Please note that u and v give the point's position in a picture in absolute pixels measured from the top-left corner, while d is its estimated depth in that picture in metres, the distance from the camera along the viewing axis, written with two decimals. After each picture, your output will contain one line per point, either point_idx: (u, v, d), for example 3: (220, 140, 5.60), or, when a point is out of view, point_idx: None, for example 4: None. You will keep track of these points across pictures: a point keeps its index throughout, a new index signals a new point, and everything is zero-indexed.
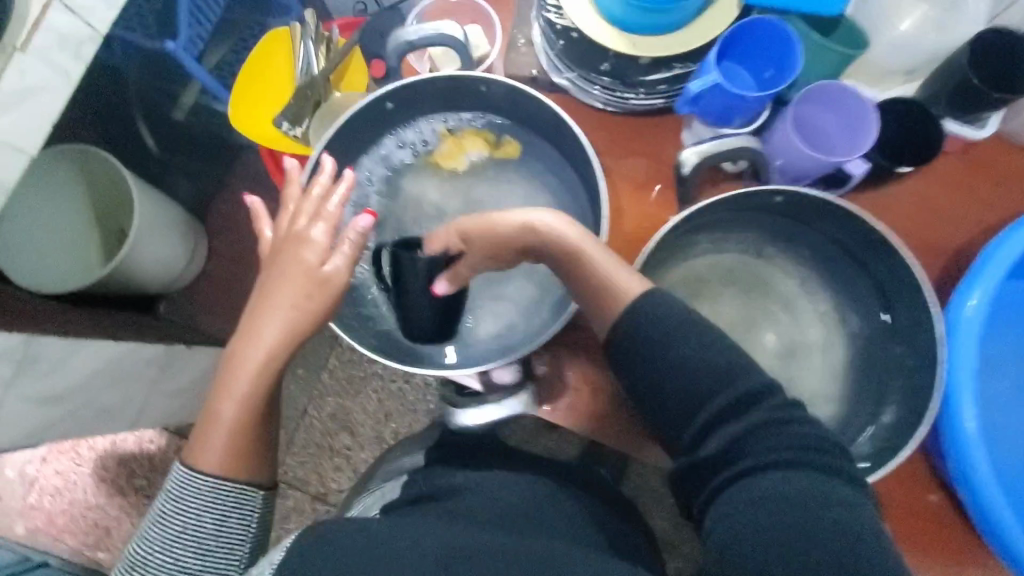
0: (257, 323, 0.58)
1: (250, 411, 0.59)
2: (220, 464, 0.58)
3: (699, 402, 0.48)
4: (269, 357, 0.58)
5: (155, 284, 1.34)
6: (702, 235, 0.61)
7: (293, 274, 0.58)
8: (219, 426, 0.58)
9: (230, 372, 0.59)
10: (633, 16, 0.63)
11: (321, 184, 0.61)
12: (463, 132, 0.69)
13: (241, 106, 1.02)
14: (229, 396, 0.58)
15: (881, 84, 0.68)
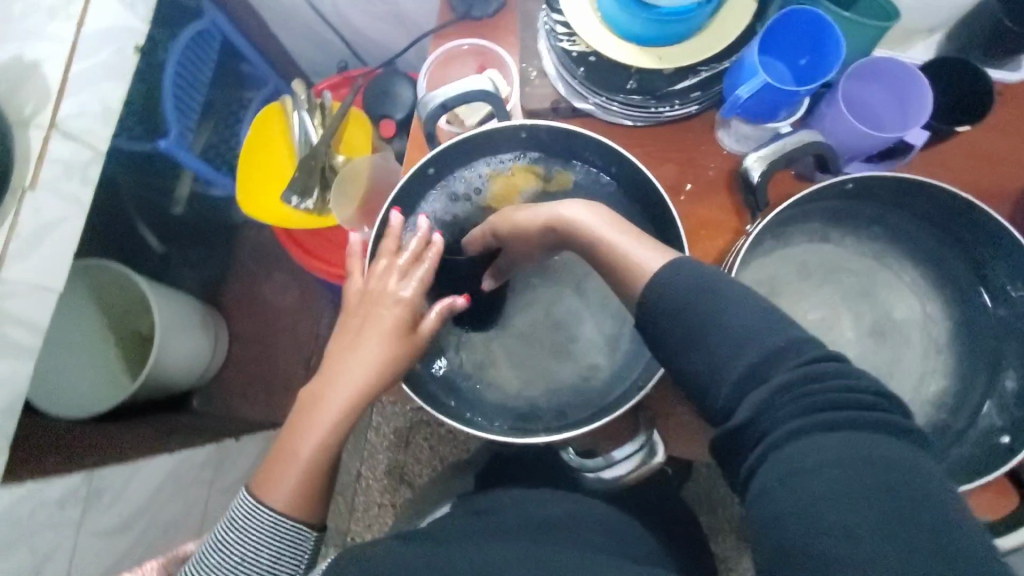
0: (341, 366, 0.59)
1: (322, 460, 0.58)
2: (287, 502, 0.57)
3: (723, 377, 0.41)
4: (349, 407, 0.58)
5: (186, 381, 1.30)
6: (770, 233, 0.61)
7: (381, 329, 0.59)
8: (295, 466, 0.58)
9: (308, 413, 0.59)
10: (655, 31, 0.61)
11: (412, 251, 0.61)
12: (512, 171, 0.66)
13: (250, 188, 1.00)
14: (308, 436, 0.58)
15: (900, 43, 0.68)
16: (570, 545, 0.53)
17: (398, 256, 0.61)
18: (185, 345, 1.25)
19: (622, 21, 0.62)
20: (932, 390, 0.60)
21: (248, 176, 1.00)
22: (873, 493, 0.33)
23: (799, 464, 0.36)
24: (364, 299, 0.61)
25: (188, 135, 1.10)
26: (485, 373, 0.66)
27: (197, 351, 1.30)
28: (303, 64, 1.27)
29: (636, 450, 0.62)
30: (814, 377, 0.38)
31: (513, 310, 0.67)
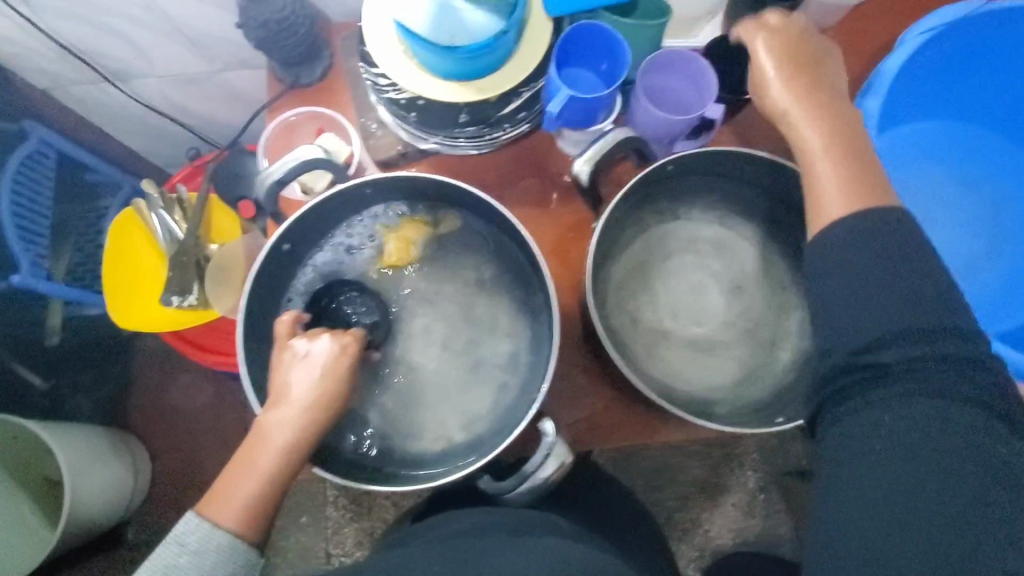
0: (298, 386, 0.55)
1: (281, 479, 0.55)
2: (240, 521, 0.53)
3: (842, 352, 0.46)
4: (306, 430, 0.55)
5: (112, 516, 1.20)
6: (621, 222, 0.66)
7: (334, 364, 0.56)
8: (246, 491, 0.54)
9: (264, 435, 0.55)
10: (466, 67, 0.64)
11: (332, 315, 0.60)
12: (401, 222, 0.67)
13: (120, 297, 0.95)
14: (267, 453, 0.55)
15: (692, 30, 0.76)
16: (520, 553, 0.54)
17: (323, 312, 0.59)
18: (101, 479, 1.15)
19: (437, 64, 0.65)
20: (793, 324, 0.67)
21: (116, 288, 0.96)
22: (918, 470, 0.42)
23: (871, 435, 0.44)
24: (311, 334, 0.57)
25: (41, 262, 1.05)
26: (400, 425, 0.65)
27: (117, 480, 1.21)
28: (153, 160, 1.23)
29: (542, 461, 0.61)
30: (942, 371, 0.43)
31: (411, 355, 0.66)
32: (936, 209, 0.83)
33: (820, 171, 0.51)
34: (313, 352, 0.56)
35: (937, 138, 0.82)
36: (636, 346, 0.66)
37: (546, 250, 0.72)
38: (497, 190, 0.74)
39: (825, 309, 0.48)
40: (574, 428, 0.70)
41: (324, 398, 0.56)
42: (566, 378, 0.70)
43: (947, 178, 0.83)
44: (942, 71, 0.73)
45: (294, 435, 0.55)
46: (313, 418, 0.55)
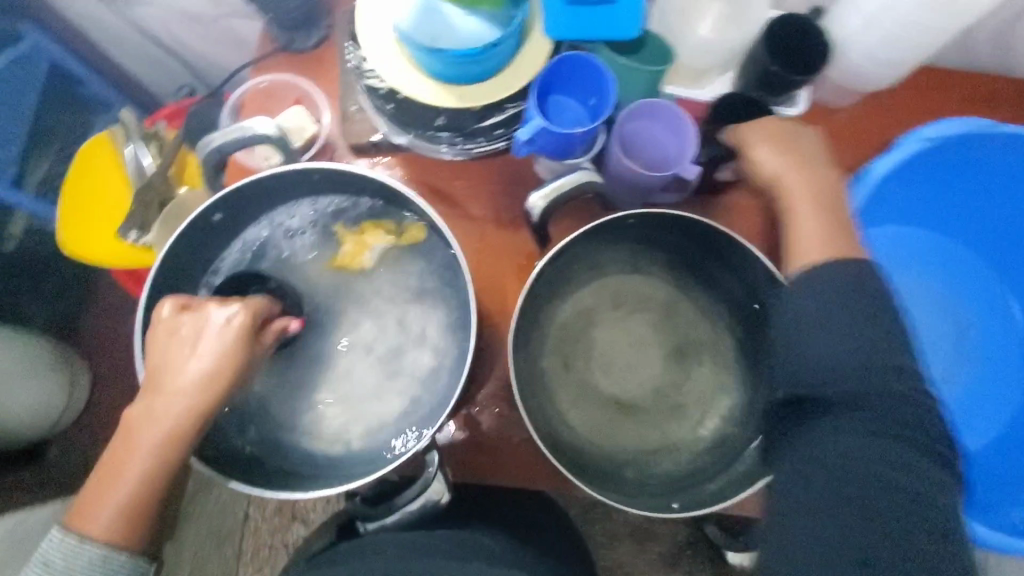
0: (172, 378, 0.52)
1: (156, 480, 0.52)
2: (114, 528, 0.51)
3: (803, 379, 0.50)
4: (185, 421, 0.51)
5: (35, 431, 1.18)
6: (572, 263, 0.65)
7: (221, 345, 0.52)
8: (120, 491, 0.51)
9: (132, 433, 0.52)
10: (448, 71, 0.62)
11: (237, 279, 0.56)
12: (364, 225, 0.64)
13: (75, 223, 0.94)
14: (136, 454, 0.51)
15: (698, 80, 0.73)
16: None
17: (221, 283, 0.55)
18: (29, 394, 1.13)
19: (422, 62, 0.62)
20: (724, 407, 0.64)
21: (74, 212, 0.94)
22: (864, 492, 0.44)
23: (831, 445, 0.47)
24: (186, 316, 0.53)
25: None
26: (302, 419, 0.63)
27: (47, 397, 1.19)
28: None
29: (417, 492, 0.60)
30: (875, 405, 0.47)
31: (330, 349, 0.64)
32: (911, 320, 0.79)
33: (807, 220, 0.59)
34: (196, 336, 0.52)
35: (920, 248, 0.80)
36: (557, 394, 0.64)
37: (497, 273, 0.70)
38: (462, 202, 0.71)
39: (787, 352, 0.52)
40: (483, 458, 0.68)
41: (202, 385, 0.52)
42: (488, 407, 0.68)
43: (927, 291, 0.80)
44: (924, 180, 0.72)
45: (165, 431, 0.51)
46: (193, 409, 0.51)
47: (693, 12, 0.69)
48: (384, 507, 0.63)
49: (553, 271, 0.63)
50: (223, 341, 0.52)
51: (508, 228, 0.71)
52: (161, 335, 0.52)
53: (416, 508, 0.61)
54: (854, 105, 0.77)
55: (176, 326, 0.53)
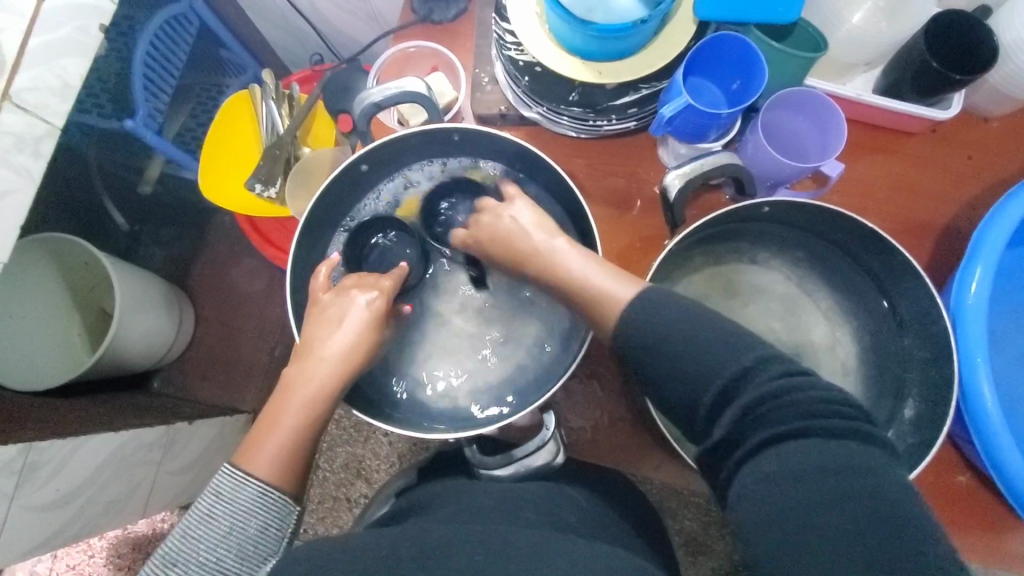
0: (323, 340, 0.58)
1: (309, 429, 0.55)
2: (274, 471, 0.52)
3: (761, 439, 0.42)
4: (343, 374, 0.58)
5: (147, 360, 1.30)
6: (693, 247, 0.63)
7: (377, 315, 0.59)
8: (283, 430, 0.54)
9: (290, 387, 0.57)
10: (593, 46, 0.63)
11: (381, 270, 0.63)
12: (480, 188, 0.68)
13: (214, 173, 1.01)
14: (292, 404, 0.56)
15: (843, 75, 0.70)
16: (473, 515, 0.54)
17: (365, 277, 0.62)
18: (147, 325, 1.25)
19: (567, 37, 0.63)
20: None
21: (215, 164, 1.01)
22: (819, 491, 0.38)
23: (777, 462, 0.40)
24: (339, 295, 0.60)
25: (156, 115, 1.10)
26: (416, 369, 0.66)
27: (160, 330, 1.30)
28: (278, 54, 1.29)
29: (535, 449, 0.64)
30: (775, 386, 0.43)
31: (445, 307, 0.67)
32: None
33: None
34: (344, 308, 0.58)
35: None
36: None
37: (611, 252, 0.70)
38: (583, 179, 0.71)
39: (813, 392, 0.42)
40: (577, 434, 0.68)
41: (346, 346, 0.58)
42: (587, 384, 0.69)
43: None
44: None
45: (318, 384, 0.56)
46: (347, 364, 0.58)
47: (846, 5, 0.66)
48: (501, 457, 0.66)
49: (676, 256, 0.62)
50: (367, 315, 0.59)
51: (626, 209, 0.71)
52: (320, 308, 0.60)
53: (529, 465, 0.65)
54: (1013, 112, 0.70)
55: (330, 304, 0.60)
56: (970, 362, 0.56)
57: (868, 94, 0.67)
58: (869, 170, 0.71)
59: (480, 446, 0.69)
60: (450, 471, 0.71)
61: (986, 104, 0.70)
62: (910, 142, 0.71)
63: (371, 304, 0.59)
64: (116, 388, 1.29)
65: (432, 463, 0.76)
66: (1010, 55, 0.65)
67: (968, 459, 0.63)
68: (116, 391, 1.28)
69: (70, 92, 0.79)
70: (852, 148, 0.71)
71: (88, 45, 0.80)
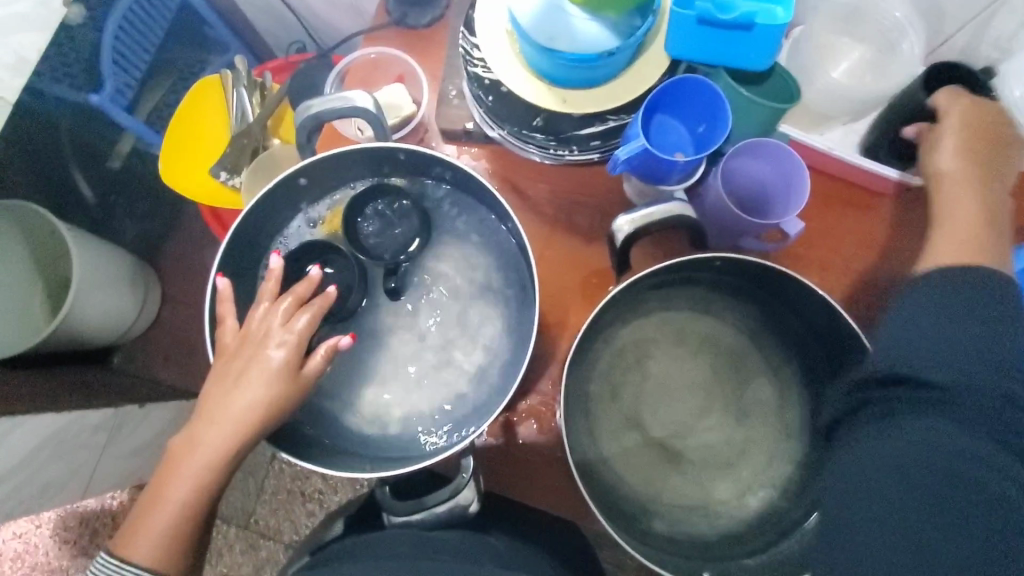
0: (218, 405, 0.55)
1: (196, 505, 0.55)
2: (156, 552, 0.54)
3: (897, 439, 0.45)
4: (238, 439, 0.55)
5: (106, 336, 1.27)
6: (643, 291, 0.61)
7: (283, 374, 0.55)
8: (167, 506, 0.55)
9: (178, 459, 0.56)
10: (558, 72, 0.60)
11: (298, 293, 0.57)
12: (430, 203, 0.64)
13: (176, 158, 0.98)
14: (179, 479, 0.55)
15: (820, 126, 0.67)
16: (387, 562, 0.51)
17: (278, 301, 0.57)
18: (106, 302, 1.21)
19: (534, 60, 0.60)
20: (776, 479, 0.60)
21: (177, 148, 0.98)
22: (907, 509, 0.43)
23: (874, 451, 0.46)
24: (244, 344, 0.56)
25: (125, 91, 1.07)
26: (347, 392, 0.63)
27: (121, 308, 1.27)
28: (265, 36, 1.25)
29: (448, 496, 0.60)
30: None
31: (383, 331, 0.63)
32: None
33: None
34: (246, 365, 0.55)
35: None
36: (599, 425, 0.61)
37: (564, 286, 0.67)
38: (540, 207, 0.69)
39: None
40: (512, 469, 0.67)
41: (242, 413, 0.55)
42: (527, 420, 0.66)
43: None
44: None
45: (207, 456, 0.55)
46: (241, 432, 0.55)
47: (829, 54, 0.65)
48: (412, 502, 0.61)
49: (623, 299, 0.60)
50: (268, 372, 0.55)
51: (584, 242, 0.68)
52: (225, 360, 0.57)
53: (441, 511, 0.60)
54: None
55: (234, 354, 0.57)
56: None
57: (840, 147, 0.65)
58: (838, 224, 0.69)
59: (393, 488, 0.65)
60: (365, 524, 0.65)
61: None
62: (882, 200, 0.69)
63: (277, 361, 0.55)
64: (72, 362, 1.27)
65: (360, 507, 0.72)
66: None
67: None
68: (72, 365, 1.25)
69: (24, 67, 0.78)
70: (825, 201, 0.69)
71: (47, 19, 0.77)
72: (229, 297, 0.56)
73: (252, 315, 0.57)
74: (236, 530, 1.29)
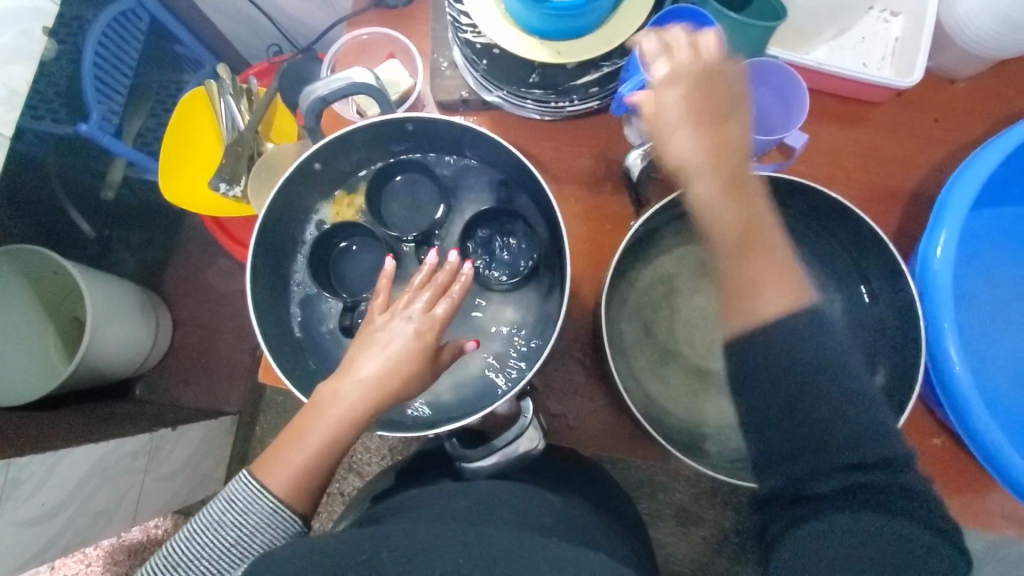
0: (363, 369, 0.53)
1: (330, 458, 0.54)
2: (291, 492, 0.53)
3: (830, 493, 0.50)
4: (378, 408, 0.53)
5: (126, 367, 1.26)
6: (662, 227, 0.63)
7: (425, 358, 0.54)
8: (304, 450, 0.53)
9: (318, 409, 0.53)
10: (549, 25, 0.61)
11: (439, 283, 0.55)
12: (442, 171, 0.65)
13: (173, 173, 0.98)
14: (317, 425, 0.53)
15: (805, 45, 0.69)
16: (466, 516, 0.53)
17: (422, 288, 0.55)
18: (122, 332, 1.21)
19: (522, 16, 0.62)
20: None
21: (171, 164, 0.98)
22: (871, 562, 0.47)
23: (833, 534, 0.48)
24: (389, 321, 0.54)
25: (111, 118, 1.07)
26: None
27: (137, 337, 1.27)
28: (237, 48, 1.25)
29: (513, 438, 0.63)
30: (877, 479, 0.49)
31: None
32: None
33: None
34: (394, 340, 0.53)
35: None
36: (637, 359, 0.63)
37: (581, 235, 0.69)
38: (547, 162, 0.70)
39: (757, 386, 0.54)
40: (555, 419, 0.69)
41: (386, 386, 0.53)
42: (565, 368, 0.68)
43: None
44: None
45: (352, 416, 0.52)
46: (382, 407, 0.53)
47: None
48: (484, 448, 0.65)
49: (644, 235, 0.61)
50: (413, 350, 0.53)
51: (594, 190, 0.70)
52: (372, 329, 0.54)
53: (508, 454, 0.64)
54: (978, 75, 0.70)
55: (381, 327, 0.54)
56: (938, 325, 0.56)
57: (829, 63, 0.67)
58: (836, 138, 0.71)
59: (461, 439, 0.68)
60: (432, 471, 0.69)
61: (953, 65, 0.69)
62: (876, 111, 0.71)
63: (421, 340, 0.54)
64: (96, 398, 1.26)
65: (407, 464, 0.75)
66: (967, 19, 0.65)
67: (942, 422, 0.64)
68: (96, 401, 1.25)
69: (18, 100, 0.78)
70: (819, 117, 0.71)
71: (32, 50, 0.78)
72: (388, 276, 0.56)
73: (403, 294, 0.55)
74: None
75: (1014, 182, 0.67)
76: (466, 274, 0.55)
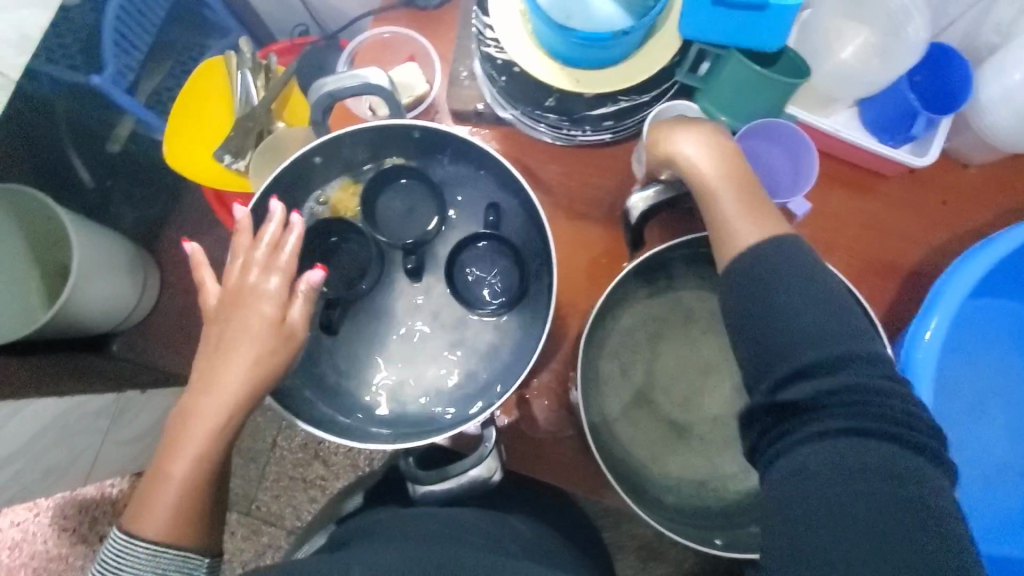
0: (214, 375, 0.54)
1: (200, 477, 0.54)
2: (167, 529, 0.53)
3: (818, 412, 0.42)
4: (239, 407, 0.54)
5: (105, 321, 1.24)
6: (656, 270, 0.62)
7: (276, 333, 0.54)
8: (173, 483, 0.53)
9: (182, 430, 0.54)
10: (574, 53, 0.60)
11: (271, 238, 0.57)
12: (443, 180, 0.65)
13: (179, 143, 0.97)
14: (178, 454, 0.53)
15: (824, 109, 0.68)
16: (417, 538, 0.51)
17: (257, 249, 0.57)
18: (106, 286, 1.19)
19: (547, 40, 0.61)
20: None
21: (177, 132, 0.96)
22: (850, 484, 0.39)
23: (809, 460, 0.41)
24: (228, 305, 0.56)
25: (127, 73, 1.07)
26: (359, 372, 0.63)
27: (120, 292, 1.25)
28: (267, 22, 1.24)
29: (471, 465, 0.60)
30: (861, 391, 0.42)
31: (399, 310, 0.64)
32: (1001, 408, 0.69)
33: None
34: (244, 333, 0.54)
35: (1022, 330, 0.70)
36: (611, 399, 0.62)
37: (575, 264, 0.68)
38: (552, 187, 0.70)
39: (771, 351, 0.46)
40: (523, 445, 0.67)
41: (239, 376, 0.53)
42: (540, 396, 0.67)
43: None
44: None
45: (208, 424, 0.53)
46: (241, 402, 0.54)
47: (836, 36, 0.65)
48: (437, 472, 0.62)
49: (635, 276, 0.61)
50: (255, 326, 0.54)
51: (595, 221, 0.69)
52: (214, 331, 0.55)
53: (464, 481, 0.61)
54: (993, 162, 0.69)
55: (222, 317, 0.56)
56: None
57: (847, 130, 0.67)
58: (842, 206, 0.70)
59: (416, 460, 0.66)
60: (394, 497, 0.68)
61: (970, 150, 0.69)
62: (886, 183, 0.70)
63: (266, 317, 0.54)
64: (70, 349, 1.24)
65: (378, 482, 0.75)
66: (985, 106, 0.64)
67: None
68: (70, 351, 1.24)
69: (29, 44, 0.77)
70: (828, 182, 0.71)
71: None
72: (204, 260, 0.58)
73: (229, 270, 0.57)
74: (239, 517, 1.27)
75: (1012, 276, 0.66)
76: (295, 221, 0.57)
